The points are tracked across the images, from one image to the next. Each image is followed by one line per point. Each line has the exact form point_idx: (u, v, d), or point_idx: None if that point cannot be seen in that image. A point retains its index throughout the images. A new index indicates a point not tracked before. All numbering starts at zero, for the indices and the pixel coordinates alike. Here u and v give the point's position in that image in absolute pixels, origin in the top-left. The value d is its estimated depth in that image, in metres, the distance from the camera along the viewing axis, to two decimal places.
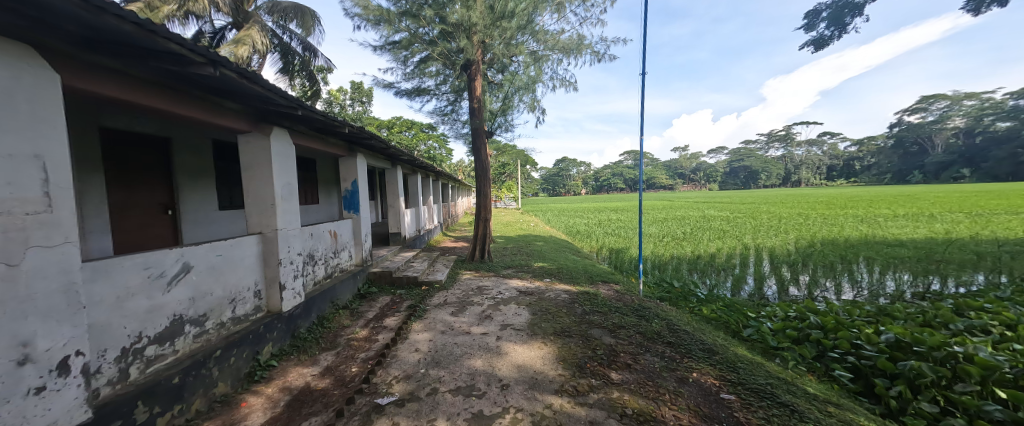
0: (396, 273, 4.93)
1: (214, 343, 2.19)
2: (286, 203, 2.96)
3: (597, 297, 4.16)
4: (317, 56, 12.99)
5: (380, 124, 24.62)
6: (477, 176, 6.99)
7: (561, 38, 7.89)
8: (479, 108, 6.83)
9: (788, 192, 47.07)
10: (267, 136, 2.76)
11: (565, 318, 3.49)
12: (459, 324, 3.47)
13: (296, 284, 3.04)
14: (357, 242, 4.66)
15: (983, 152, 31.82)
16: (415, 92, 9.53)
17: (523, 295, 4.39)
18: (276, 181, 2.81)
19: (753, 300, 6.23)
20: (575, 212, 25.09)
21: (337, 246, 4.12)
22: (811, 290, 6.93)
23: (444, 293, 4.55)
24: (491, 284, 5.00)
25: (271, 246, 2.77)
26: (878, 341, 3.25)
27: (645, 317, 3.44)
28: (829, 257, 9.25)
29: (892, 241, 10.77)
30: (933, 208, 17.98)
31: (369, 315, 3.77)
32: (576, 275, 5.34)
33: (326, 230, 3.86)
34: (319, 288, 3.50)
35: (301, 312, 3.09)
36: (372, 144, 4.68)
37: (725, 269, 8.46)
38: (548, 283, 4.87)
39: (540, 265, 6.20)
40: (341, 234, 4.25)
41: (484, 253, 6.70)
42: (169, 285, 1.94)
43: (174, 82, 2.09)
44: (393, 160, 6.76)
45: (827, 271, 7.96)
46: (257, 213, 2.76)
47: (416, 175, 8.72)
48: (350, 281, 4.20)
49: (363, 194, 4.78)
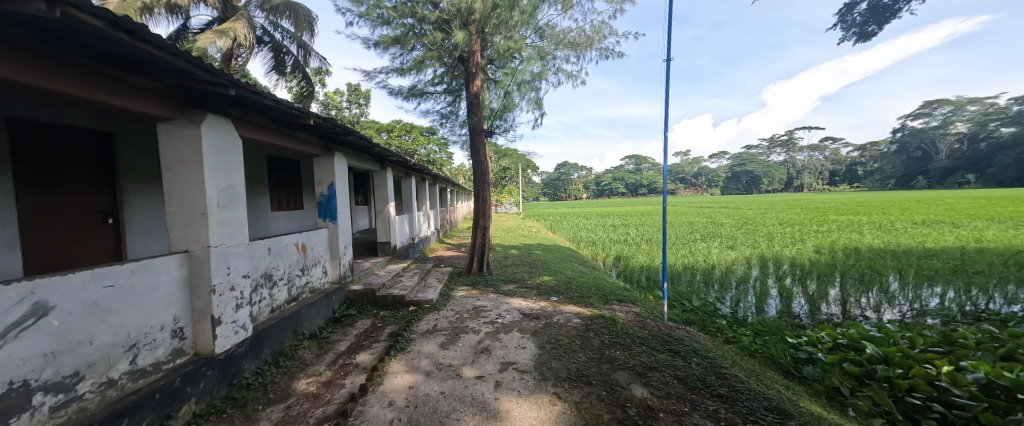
0: (379, 292, 4.26)
1: (88, 414, 1.54)
2: (227, 212, 2.32)
3: (615, 324, 3.49)
4: (312, 55, 12.36)
5: (378, 127, 24.15)
6: (476, 180, 6.34)
7: (568, 34, 7.33)
8: (478, 104, 6.26)
9: (792, 197, 46.35)
10: (198, 125, 2.12)
11: (581, 354, 2.82)
12: (449, 361, 2.80)
13: (240, 316, 2.38)
14: (334, 255, 4.01)
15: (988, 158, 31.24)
16: (410, 92, 8.95)
17: (528, 320, 3.71)
18: (209, 183, 2.16)
19: (785, 320, 5.53)
20: (579, 218, 24.45)
21: (306, 261, 3.47)
22: (845, 307, 6.24)
23: (434, 316, 3.88)
24: (490, 303, 4.33)
25: (200, 269, 2.13)
26: (968, 384, 2.58)
27: (679, 354, 2.77)
28: (855, 267, 8.58)
29: (917, 250, 10.12)
30: (951, 214, 17.29)
31: (340, 348, 3.10)
32: (587, 292, 4.68)
33: (292, 243, 3.22)
34: (276, 317, 2.83)
35: (246, 350, 2.43)
36: (355, 143, 4.05)
37: (744, 282, 7.78)
38: (555, 304, 4.20)
39: (545, 279, 5.54)
40: (312, 247, 3.60)
41: (482, 265, 6.04)
42: (2, 340, 1.29)
43: (33, 42, 1.45)
44: (383, 162, 6.14)
45: (857, 285, 7.29)
46: (182, 225, 2.11)
47: (410, 178, 8.11)
48: (321, 304, 3.54)
49: (343, 200, 4.12)
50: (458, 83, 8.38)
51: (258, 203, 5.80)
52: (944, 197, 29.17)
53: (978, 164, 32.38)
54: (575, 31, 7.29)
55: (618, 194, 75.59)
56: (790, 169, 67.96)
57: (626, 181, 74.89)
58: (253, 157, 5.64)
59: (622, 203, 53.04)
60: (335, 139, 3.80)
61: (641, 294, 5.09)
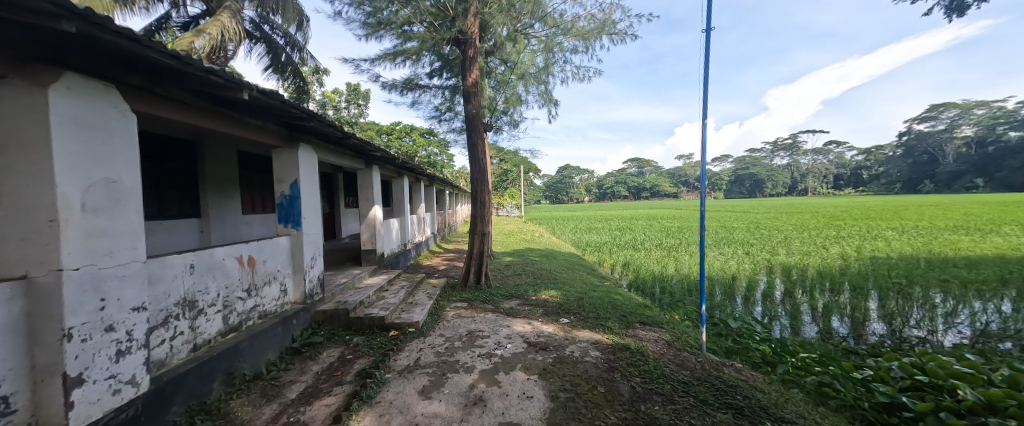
0: (354, 313, 3.52)
1: None
2: (106, 218, 1.61)
3: (645, 360, 2.74)
4: (304, 52, 11.72)
5: (379, 128, 23.64)
6: (473, 180, 5.60)
7: (576, 23, 6.65)
8: (476, 93, 5.56)
9: (798, 201, 45.49)
10: (45, 87, 1.41)
11: (607, 412, 2.07)
12: (429, 420, 2.06)
13: (124, 368, 1.65)
14: (297, 269, 3.28)
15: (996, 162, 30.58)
16: (407, 85, 8.31)
17: (534, 352, 2.96)
18: (66, 176, 1.45)
19: (832, 344, 4.77)
20: (583, 222, 23.75)
21: (254, 279, 2.74)
22: (894, 328, 5.47)
23: (418, 346, 3.14)
24: (487, 328, 3.58)
25: (46, 304, 1.41)
26: None
27: (743, 417, 2.01)
28: (890, 278, 7.82)
29: (953, 258, 9.34)
30: (974, 220, 16.45)
31: (289, 395, 2.35)
32: (604, 312, 3.94)
33: (231, 257, 2.49)
34: (195, 359, 2.10)
35: (134, 415, 1.70)
36: (325, 131, 3.30)
37: (772, 295, 7.04)
38: (566, 330, 3.45)
39: (552, 294, 4.81)
40: (264, 261, 2.87)
41: (480, 277, 5.32)
42: None
43: None
44: (368, 159, 5.43)
45: (900, 301, 6.53)
46: (19, 237, 1.41)
47: (402, 178, 7.41)
48: (275, 332, 2.81)
49: (309, 202, 3.40)
50: (455, 74, 7.68)
51: (225, 205, 5.09)
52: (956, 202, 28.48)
53: (987, 168, 31.85)
54: (583, 19, 6.59)
55: (621, 197, 74.79)
56: (795, 173, 67.10)
57: (629, 184, 74.10)
58: (219, 153, 4.93)
59: (626, 206, 52.49)
60: (297, 125, 3.06)
61: (666, 314, 4.34)
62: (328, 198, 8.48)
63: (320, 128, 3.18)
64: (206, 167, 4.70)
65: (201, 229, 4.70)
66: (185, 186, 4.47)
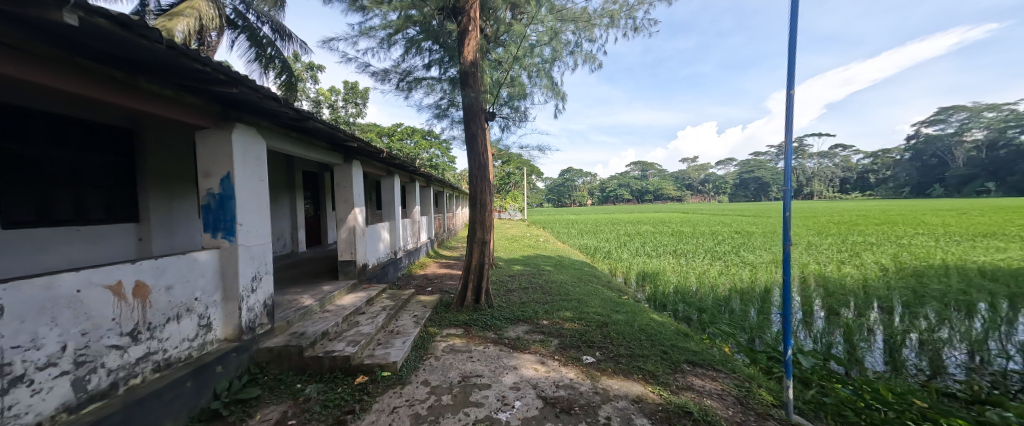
0: (310, 351, 2.65)
1: None
2: None
3: None
4: (292, 42, 10.93)
5: (379, 130, 22.99)
6: (472, 178, 4.69)
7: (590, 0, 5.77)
8: (475, 74, 4.72)
9: (807, 206, 44.40)
10: None
11: None
12: None
13: None
14: (228, 293, 2.41)
15: (1009, 166, 29.76)
16: (400, 76, 7.52)
17: (553, 418, 2.06)
18: None
19: (915, 383, 3.86)
20: (588, 225, 22.85)
21: (147, 315, 1.87)
22: (977, 359, 4.55)
23: (390, 403, 2.25)
24: (487, 372, 2.67)
25: None
26: None
27: None
28: (945, 291, 6.90)
29: (1008, 268, 8.36)
30: (1010, 225, 15.32)
31: None
32: (639, 347, 3.06)
33: (94, 287, 1.62)
34: None
35: None
36: (269, 107, 2.46)
37: (817, 314, 6.11)
38: (595, 377, 2.55)
39: (568, 318, 3.92)
40: (168, 287, 2.00)
41: (479, 295, 4.43)
42: None
43: None
44: (348, 152, 4.56)
45: (970, 322, 5.59)
46: None
47: (393, 177, 6.59)
48: (180, 391, 1.94)
49: (249, 203, 2.53)
50: (454, 62, 6.86)
51: (174, 207, 4.27)
52: (975, 207, 27.38)
53: (1001, 171, 31.01)
54: None
55: (624, 201, 73.82)
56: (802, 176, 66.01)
57: (633, 188, 73.14)
58: (165, 144, 4.11)
59: (632, 209, 51.70)
60: (222, 94, 2.20)
61: (712, 346, 3.44)
62: (312, 200, 7.66)
63: (259, 102, 2.33)
64: (147, 161, 3.88)
65: (140, 236, 3.87)
66: (119, 185, 3.64)
